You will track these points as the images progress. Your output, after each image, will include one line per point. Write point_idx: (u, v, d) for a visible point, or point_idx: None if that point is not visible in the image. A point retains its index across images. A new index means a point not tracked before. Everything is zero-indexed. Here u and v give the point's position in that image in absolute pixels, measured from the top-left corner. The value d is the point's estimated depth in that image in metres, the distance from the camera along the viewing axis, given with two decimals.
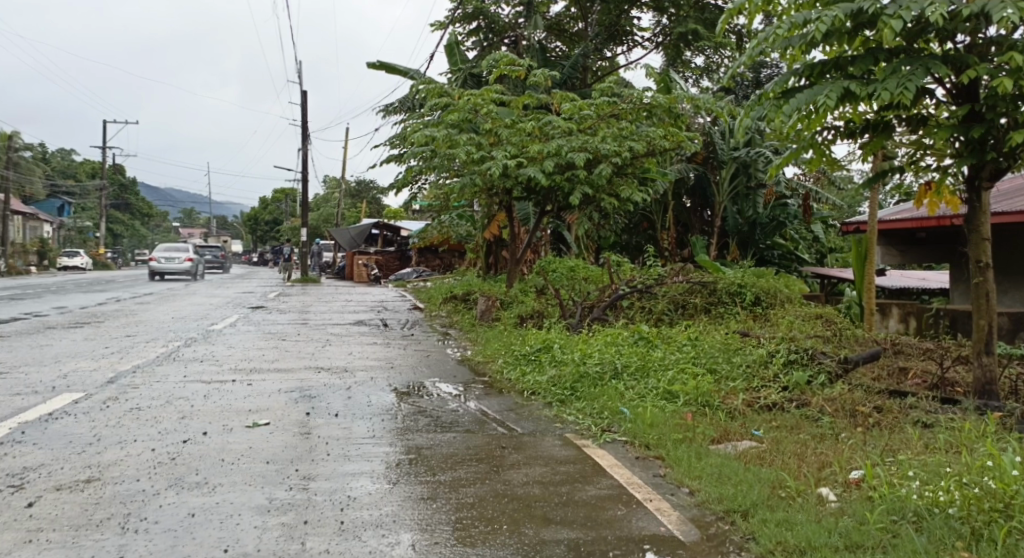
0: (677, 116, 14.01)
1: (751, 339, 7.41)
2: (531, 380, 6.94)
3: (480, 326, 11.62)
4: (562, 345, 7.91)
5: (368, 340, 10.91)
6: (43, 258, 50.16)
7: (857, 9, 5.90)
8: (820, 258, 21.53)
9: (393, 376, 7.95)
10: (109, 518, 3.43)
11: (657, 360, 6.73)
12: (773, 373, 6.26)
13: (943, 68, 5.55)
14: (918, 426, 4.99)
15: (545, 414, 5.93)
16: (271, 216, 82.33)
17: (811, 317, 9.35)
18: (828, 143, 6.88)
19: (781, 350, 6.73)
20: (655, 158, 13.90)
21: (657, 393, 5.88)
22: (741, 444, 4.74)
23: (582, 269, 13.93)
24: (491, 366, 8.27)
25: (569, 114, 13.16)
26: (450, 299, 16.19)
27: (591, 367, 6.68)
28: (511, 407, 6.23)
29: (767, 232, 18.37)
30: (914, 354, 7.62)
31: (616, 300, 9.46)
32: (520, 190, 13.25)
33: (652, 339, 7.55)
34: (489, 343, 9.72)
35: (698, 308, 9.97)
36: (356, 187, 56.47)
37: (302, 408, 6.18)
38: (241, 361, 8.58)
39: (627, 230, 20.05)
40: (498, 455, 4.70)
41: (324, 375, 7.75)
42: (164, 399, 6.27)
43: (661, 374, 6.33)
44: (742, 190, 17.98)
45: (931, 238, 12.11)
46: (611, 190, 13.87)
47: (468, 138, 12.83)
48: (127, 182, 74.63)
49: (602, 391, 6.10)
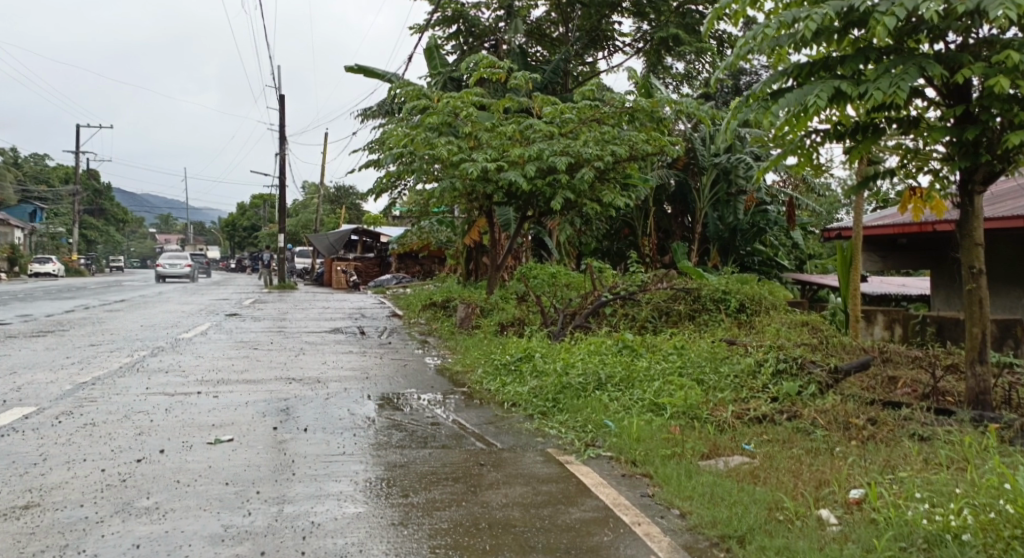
0: (659, 121, 13.83)
1: (738, 348, 7.18)
2: (511, 391, 6.65)
3: (459, 334, 11.32)
4: (544, 354, 7.64)
5: (343, 349, 10.57)
6: (15, 265, 49.11)
7: (847, 8, 5.71)
8: (801, 264, 21.48)
9: (368, 387, 7.63)
10: (42, 552, 3.09)
11: (642, 370, 6.46)
12: (762, 383, 6.04)
13: (937, 67, 5.36)
14: (915, 439, 4.78)
15: (526, 427, 5.65)
16: (249, 222, 81.37)
17: (796, 324, 9.16)
18: (817, 145, 6.67)
19: (770, 359, 6.51)
20: (636, 162, 13.70)
21: (642, 406, 5.62)
22: (731, 460, 4.50)
23: (563, 276, 13.67)
24: (470, 376, 7.96)
25: (549, 118, 12.94)
26: (429, 306, 15.88)
27: (574, 377, 6.40)
28: (490, 420, 5.94)
29: (747, 238, 18.35)
30: (903, 362, 7.44)
31: (598, 307, 9.20)
32: (499, 194, 13.01)
33: (636, 348, 7.30)
34: (469, 351, 9.43)
35: (682, 315, 9.75)
36: (335, 193, 55.96)
37: (269, 422, 5.85)
38: (209, 372, 8.22)
39: (608, 236, 19.87)
40: (476, 474, 4.41)
41: (296, 386, 7.41)
42: (123, 413, 5.92)
43: (647, 385, 6.06)
44: (723, 196, 17.83)
45: (911, 244, 11.97)
46: (593, 195, 13.64)
47: (447, 141, 12.53)
48: (101, 187, 73.36)
49: (586, 403, 5.83)
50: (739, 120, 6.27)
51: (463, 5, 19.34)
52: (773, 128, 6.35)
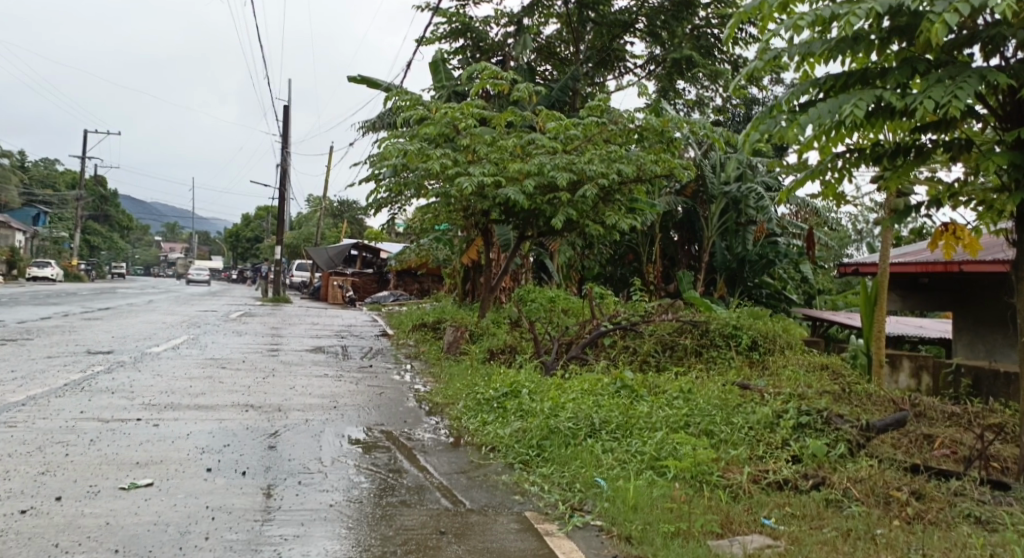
0: (671, 143, 12.99)
1: (752, 394, 6.32)
2: (491, 434, 5.81)
3: (445, 360, 10.47)
4: (532, 390, 6.76)
5: (318, 372, 9.70)
6: (13, 266, 48.53)
7: (896, 9, 4.85)
8: (808, 299, 20.61)
9: (333, 418, 6.76)
10: None
11: (643, 416, 5.58)
12: (781, 439, 5.19)
13: (1003, 78, 4.54)
14: (974, 526, 3.93)
15: (503, 480, 4.80)
16: (253, 233, 80.75)
17: (815, 368, 8.31)
18: (848, 167, 5.71)
19: (789, 410, 5.66)
20: (644, 185, 12.92)
21: (641, 462, 4.76)
22: (750, 542, 3.63)
23: (563, 301, 12.90)
24: (449, 410, 7.13)
25: (553, 133, 12.22)
26: (419, 327, 15.07)
27: (563, 421, 5.51)
28: (463, 469, 5.09)
29: (755, 270, 17.37)
30: (939, 419, 6.57)
31: (596, 338, 8.36)
32: (497, 211, 12.26)
33: (637, 390, 6.40)
34: (452, 381, 8.56)
35: (688, 351, 8.89)
36: (339, 206, 55.32)
37: (202, 462, 5.00)
38: (159, 394, 7.38)
39: (612, 261, 19.08)
40: (433, 546, 3.57)
41: (250, 416, 6.57)
42: (35, 444, 5.08)
43: (647, 435, 5.19)
44: (732, 225, 17.10)
45: (934, 283, 11.01)
46: (596, 216, 12.83)
47: (444, 153, 11.78)
48: (106, 192, 72.86)
49: (575, 455, 4.97)
50: (763, 133, 5.44)
51: (472, 17, 18.75)
52: (801, 146, 5.49)
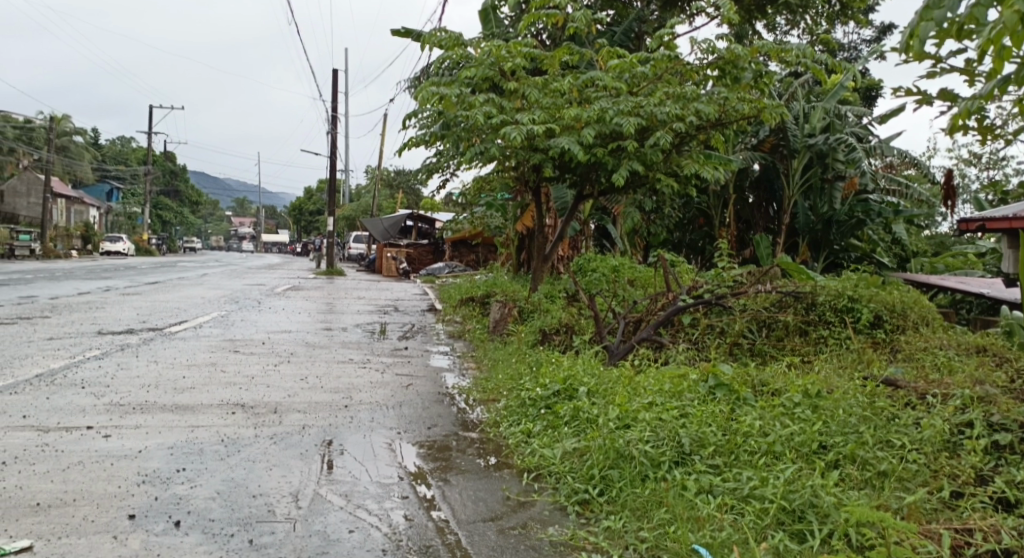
0: (756, 80, 10.93)
1: (905, 395, 4.53)
2: (540, 456, 4.21)
3: (490, 342, 8.92)
4: (592, 389, 5.10)
5: (342, 357, 8.26)
6: (88, 242, 48.93)
7: None
8: (902, 264, 18.23)
9: (337, 424, 5.26)
10: None
11: (754, 432, 3.89)
12: (974, 472, 3.41)
13: None
14: None
15: (551, 538, 3.20)
16: (314, 207, 80.52)
17: (967, 351, 6.37)
18: None
19: (973, 423, 3.83)
20: (724, 132, 10.93)
21: (764, 515, 3.09)
22: None
23: (629, 270, 11.17)
24: (492, 412, 5.57)
25: (616, 72, 10.34)
26: (467, 302, 13.57)
27: (639, 442, 3.85)
28: (494, 514, 3.50)
29: (844, 232, 15.15)
30: None
31: (673, 316, 6.61)
32: (551, 167, 10.52)
33: (737, 389, 4.70)
34: (496, 370, 6.99)
35: (791, 330, 7.08)
36: (396, 176, 54.14)
37: (129, 503, 3.57)
38: (137, 391, 6.07)
39: (680, 226, 17.27)
40: None
41: (234, 422, 5.16)
42: None
43: (769, 468, 3.48)
44: (817, 183, 14.97)
45: None
46: (669, 167, 10.90)
47: (488, 99, 10.05)
48: (176, 169, 73.77)
49: (662, 500, 3.33)
50: (936, 29, 3.31)
51: None
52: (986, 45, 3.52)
